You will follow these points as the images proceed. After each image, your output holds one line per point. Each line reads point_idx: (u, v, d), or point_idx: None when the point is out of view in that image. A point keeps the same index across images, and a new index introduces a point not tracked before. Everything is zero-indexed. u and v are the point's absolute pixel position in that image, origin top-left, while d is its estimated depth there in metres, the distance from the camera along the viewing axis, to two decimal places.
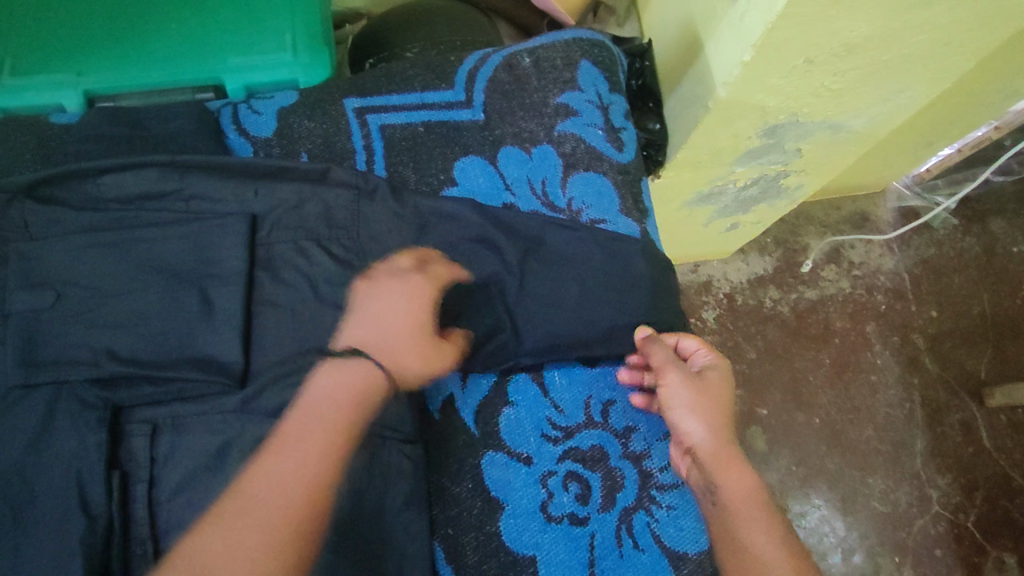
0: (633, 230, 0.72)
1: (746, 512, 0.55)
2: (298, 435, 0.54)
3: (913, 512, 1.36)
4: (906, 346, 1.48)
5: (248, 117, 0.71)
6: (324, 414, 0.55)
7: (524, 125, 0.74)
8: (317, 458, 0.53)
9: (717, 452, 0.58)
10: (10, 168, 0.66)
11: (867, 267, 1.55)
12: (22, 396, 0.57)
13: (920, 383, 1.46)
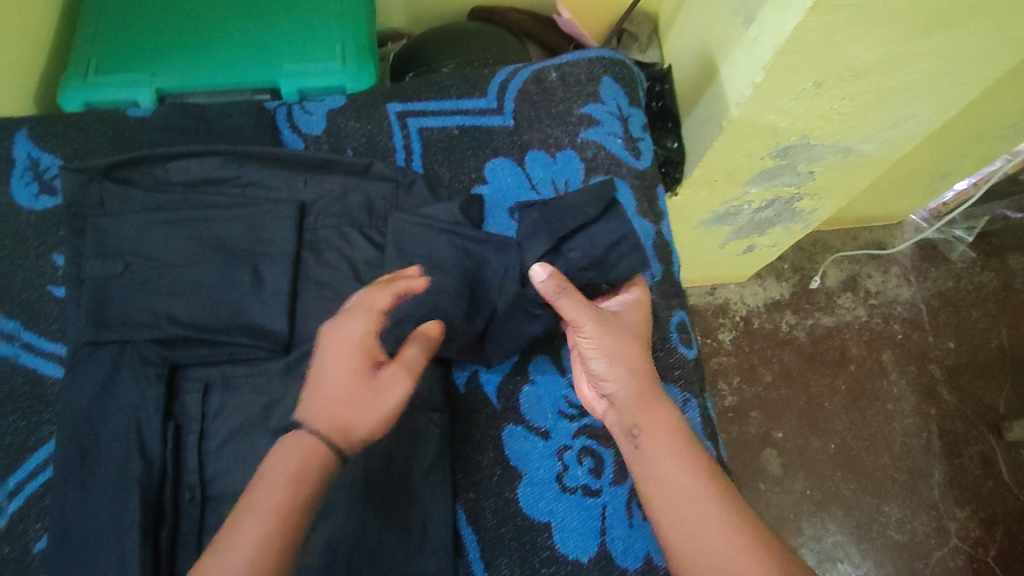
0: (648, 231, 0.77)
1: (670, 446, 0.55)
2: (236, 529, 0.46)
3: (930, 543, 1.36)
4: (922, 375, 1.50)
5: (301, 117, 0.78)
6: (277, 498, 0.47)
7: (550, 131, 0.80)
8: (263, 527, 0.46)
9: (641, 391, 0.58)
10: (90, 153, 0.74)
11: (883, 297, 1.57)
12: (92, 351, 0.64)
13: (937, 413, 1.46)
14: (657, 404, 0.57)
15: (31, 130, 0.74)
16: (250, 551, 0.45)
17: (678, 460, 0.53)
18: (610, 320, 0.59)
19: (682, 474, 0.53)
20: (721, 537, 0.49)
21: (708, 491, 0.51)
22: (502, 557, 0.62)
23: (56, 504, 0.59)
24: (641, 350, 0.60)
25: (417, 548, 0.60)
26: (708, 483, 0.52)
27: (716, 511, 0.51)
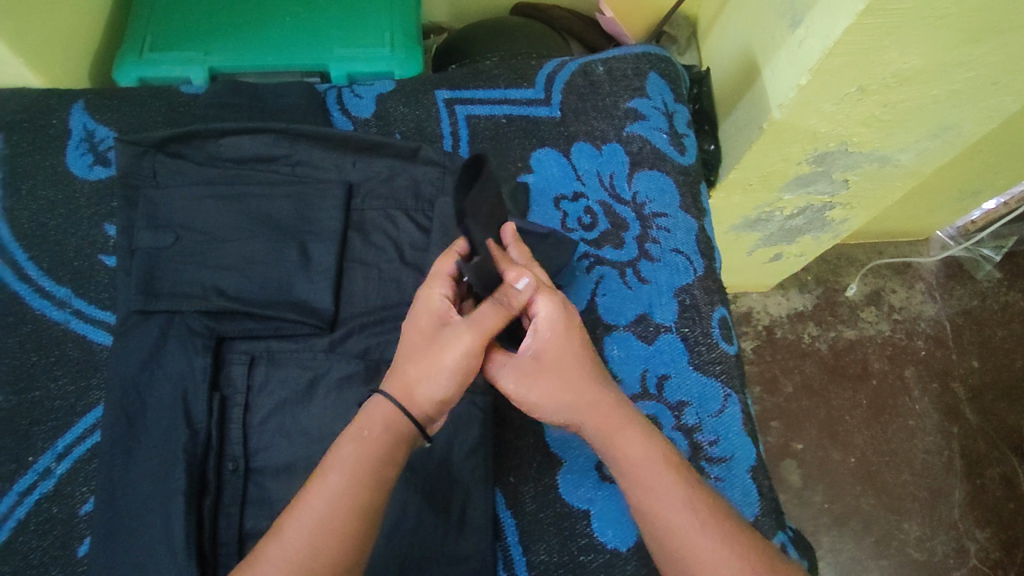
0: (691, 226, 0.77)
1: (648, 476, 0.52)
2: (318, 485, 0.49)
3: (949, 563, 1.34)
4: (945, 394, 1.48)
5: (351, 99, 0.79)
6: (352, 454, 0.50)
7: (596, 124, 0.80)
8: (340, 484, 0.49)
9: (604, 421, 0.55)
10: (143, 127, 0.75)
11: (907, 312, 1.56)
12: (140, 319, 0.65)
13: (959, 433, 1.44)
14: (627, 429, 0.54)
15: (87, 103, 0.76)
16: (326, 503, 0.48)
17: (658, 492, 0.52)
18: (545, 361, 0.56)
19: (663, 507, 0.51)
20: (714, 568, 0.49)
21: (692, 524, 0.50)
22: (540, 542, 0.62)
23: (104, 467, 0.60)
24: (592, 370, 0.56)
25: (456, 529, 0.61)
26: (691, 514, 0.51)
27: (706, 542, 0.50)
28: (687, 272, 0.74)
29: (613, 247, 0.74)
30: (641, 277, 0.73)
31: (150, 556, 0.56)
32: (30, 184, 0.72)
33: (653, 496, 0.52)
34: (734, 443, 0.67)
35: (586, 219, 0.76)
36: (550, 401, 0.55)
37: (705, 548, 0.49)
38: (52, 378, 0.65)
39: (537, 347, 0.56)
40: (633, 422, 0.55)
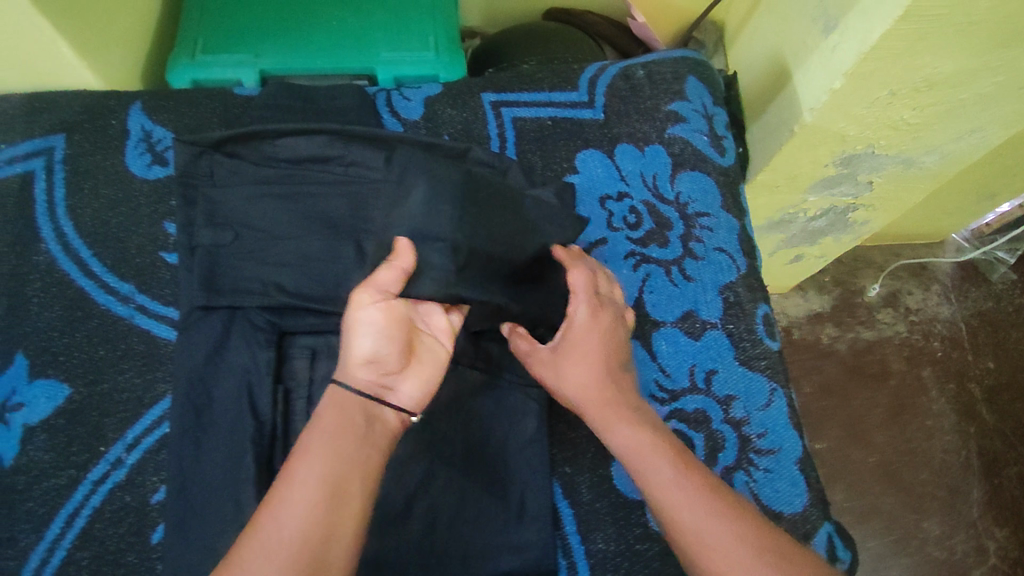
0: (733, 225, 0.79)
1: (639, 460, 0.57)
2: (296, 474, 0.49)
3: (969, 562, 1.35)
4: (962, 394, 1.50)
5: (400, 102, 0.80)
6: (328, 436, 0.51)
7: (638, 126, 0.81)
8: (317, 465, 0.49)
9: (604, 411, 0.60)
10: (199, 128, 0.77)
11: (924, 314, 1.58)
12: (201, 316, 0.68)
13: (977, 433, 1.46)
14: (619, 422, 0.60)
15: (144, 104, 0.78)
16: (309, 483, 0.48)
17: (648, 475, 0.56)
18: (567, 353, 0.64)
19: (652, 486, 0.55)
20: (717, 548, 0.51)
21: (685, 504, 0.53)
22: (598, 531, 0.65)
23: (175, 458, 0.63)
24: (591, 365, 0.62)
25: (515, 516, 0.63)
26: (686, 496, 0.54)
27: (706, 523, 0.52)
28: (731, 271, 0.76)
29: (658, 245, 0.76)
30: (687, 276, 0.75)
31: (224, 543, 0.59)
32: (93, 183, 0.75)
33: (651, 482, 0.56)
34: (782, 436, 0.69)
35: (631, 218, 0.78)
36: (569, 391, 0.63)
37: (690, 522, 0.53)
38: (120, 371, 0.68)
39: (559, 342, 0.64)
40: (626, 413, 0.60)
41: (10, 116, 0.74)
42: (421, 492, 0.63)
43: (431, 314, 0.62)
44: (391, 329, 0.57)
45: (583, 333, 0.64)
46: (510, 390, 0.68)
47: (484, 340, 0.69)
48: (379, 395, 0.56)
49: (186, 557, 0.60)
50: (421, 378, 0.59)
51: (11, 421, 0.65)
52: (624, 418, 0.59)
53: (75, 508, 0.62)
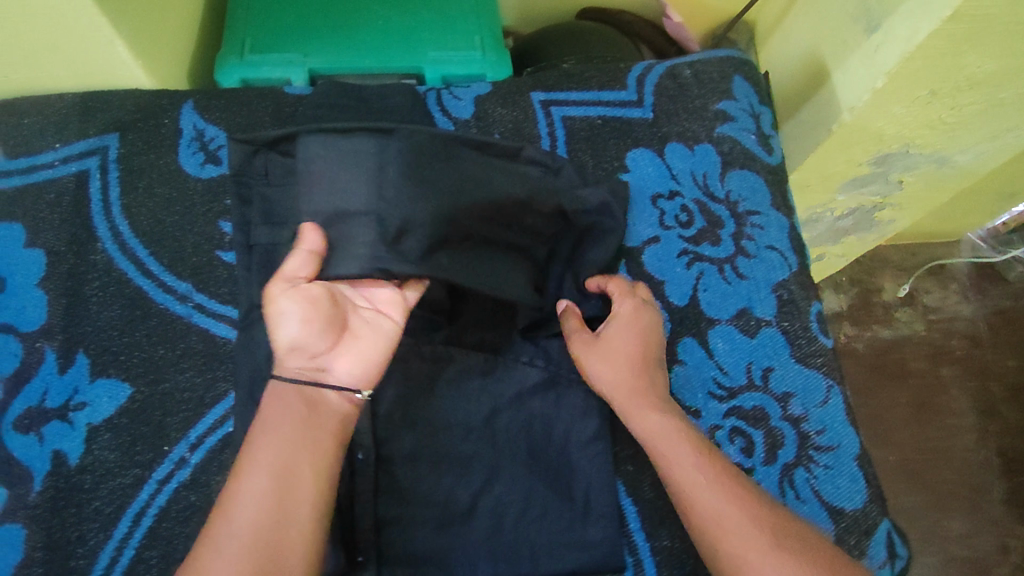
0: (784, 224, 0.79)
1: (662, 444, 0.60)
2: (253, 463, 0.54)
3: (992, 559, 1.36)
4: (982, 393, 1.50)
5: (450, 101, 0.81)
6: (278, 428, 0.56)
7: (687, 125, 0.82)
8: (269, 453, 0.55)
9: (632, 397, 0.63)
10: (251, 126, 0.77)
11: (943, 313, 1.58)
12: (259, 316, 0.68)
13: (997, 431, 1.47)
14: (648, 408, 0.62)
15: (196, 103, 0.78)
16: (263, 470, 0.54)
17: (674, 460, 0.59)
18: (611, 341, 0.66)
19: (677, 470, 0.58)
20: (734, 528, 0.54)
21: (707, 487, 0.56)
22: (664, 529, 0.65)
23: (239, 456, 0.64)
24: (626, 358, 0.65)
25: (580, 513, 0.64)
26: (706, 479, 0.57)
27: (725, 505, 0.55)
28: (782, 268, 0.76)
29: (711, 243, 0.77)
30: (740, 273, 0.75)
31: None
32: (147, 182, 0.75)
33: (675, 464, 0.58)
34: (840, 433, 0.70)
35: (683, 216, 0.78)
36: (602, 376, 0.65)
37: (712, 505, 0.55)
38: (180, 370, 0.68)
39: (604, 332, 0.67)
40: (655, 403, 0.63)
41: (64, 113, 0.75)
42: (487, 490, 0.64)
43: (374, 293, 0.66)
44: (313, 318, 0.61)
45: (623, 330, 0.67)
46: (571, 387, 0.69)
47: (540, 339, 0.72)
48: (316, 377, 0.61)
49: None
50: (356, 355, 0.63)
51: (76, 420, 0.65)
52: (655, 405, 0.62)
53: (140, 507, 0.63)
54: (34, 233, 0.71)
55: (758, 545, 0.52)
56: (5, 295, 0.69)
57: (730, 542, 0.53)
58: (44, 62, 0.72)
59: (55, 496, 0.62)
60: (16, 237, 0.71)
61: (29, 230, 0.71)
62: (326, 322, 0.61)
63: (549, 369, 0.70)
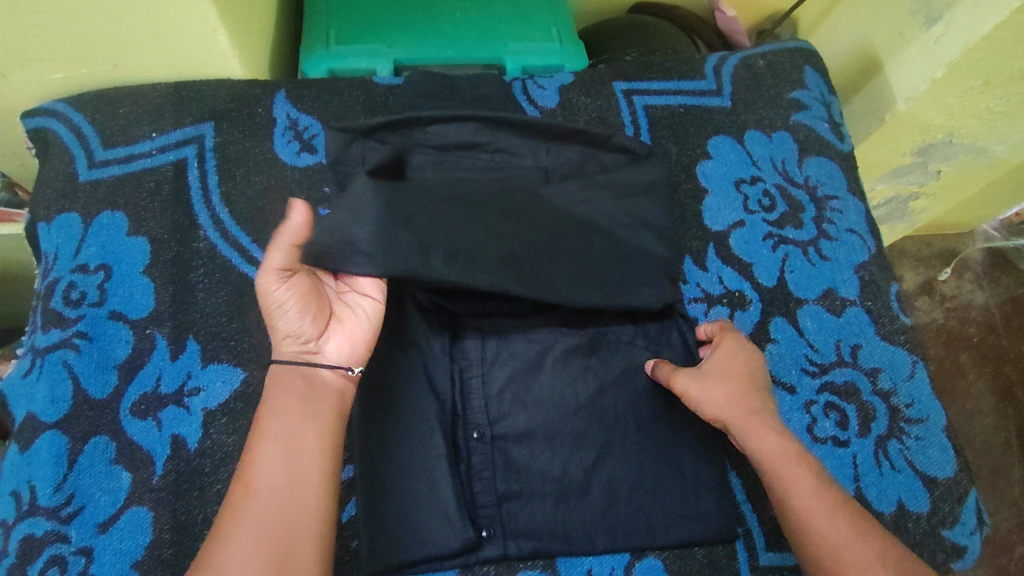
0: (861, 208, 0.82)
1: (779, 468, 0.58)
2: (265, 435, 0.55)
3: (1013, 538, 1.23)
4: (998, 377, 1.35)
5: (536, 91, 0.82)
6: (287, 398, 0.57)
7: (764, 113, 0.85)
8: (279, 423, 0.55)
9: (743, 422, 0.61)
10: (344, 115, 0.79)
11: (958, 301, 1.42)
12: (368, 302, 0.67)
13: (1015, 415, 1.32)
14: (763, 430, 0.60)
15: (288, 92, 0.79)
16: (276, 439, 0.55)
17: (791, 486, 0.57)
18: (720, 372, 0.63)
19: (794, 497, 0.57)
20: (859, 559, 0.53)
21: (826, 515, 0.55)
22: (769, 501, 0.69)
23: (359, 438, 0.63)
24: (733, 385, 0.62)
25: (692, 484, 0.66)
26: (825, 508, 0.56)
27: (845, 533, 0.55)
28: (862, 250, 0.79)
29: (794, 227, 0.79)
30: (824, 255, 0.78)
31: (420, 519, 0.62)
32: (244, 170, 0.76)
33: (795, 490, 0.57)
34: (928, 406, 0.73)
35: (765, 201, 0.80)
36: (710, 402, 0.62)
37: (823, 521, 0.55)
38: None
39: (709, 363, 0.64)
40: (772, 425, 0.61)
41: (159, 103, 0.76)
42: (600, 465, 0.66)
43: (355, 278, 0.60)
44: (302, 302, 0.58)
45: (727, 361, 0.64)
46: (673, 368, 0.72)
47: (641, 317, 0.74)
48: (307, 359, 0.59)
49: (384, 534, 0.61)
50: (345, 334, 0.60)
51: (192, 405, 0.67)
52: (770, 430, 0.60)
53: None
54: (137, 222, 0.72)
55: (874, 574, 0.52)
56: (112, 283, 0.70)
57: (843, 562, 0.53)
58: (142, 56, 0.73)
59: (177, 479, 0.64)
60: (120, 226, 0.72)
61: (132, 219, 0.72)
62: (312, 305, 0.58)
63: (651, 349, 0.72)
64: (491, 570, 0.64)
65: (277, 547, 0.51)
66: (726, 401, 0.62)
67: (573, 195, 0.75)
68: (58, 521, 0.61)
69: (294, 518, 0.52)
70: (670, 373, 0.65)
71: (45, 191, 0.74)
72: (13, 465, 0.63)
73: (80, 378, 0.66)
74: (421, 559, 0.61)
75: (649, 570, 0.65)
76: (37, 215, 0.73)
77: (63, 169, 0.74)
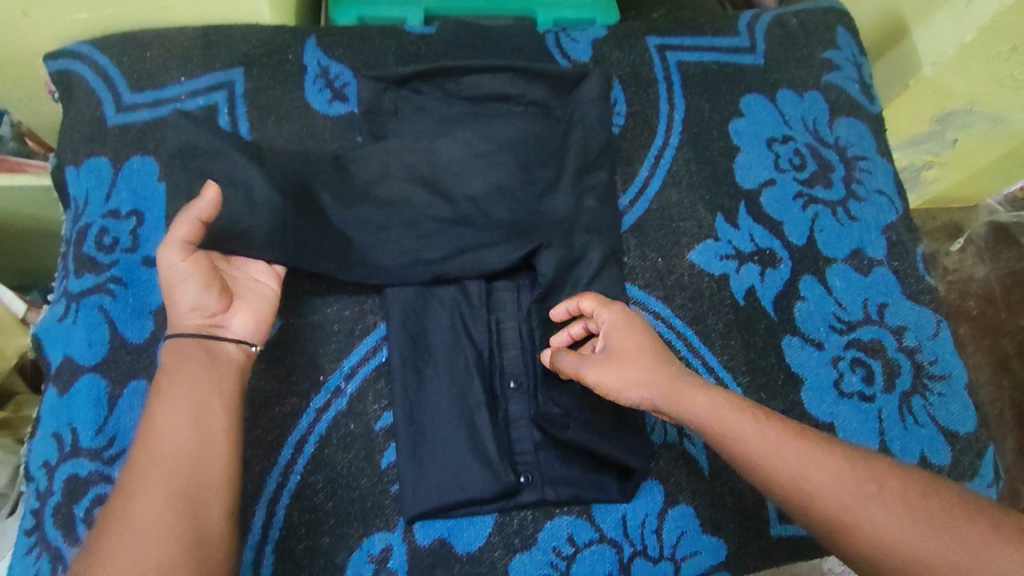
0: (888, 170, 0.82)
1: (720, 426, 0.54)
2: (165, 400, 0.53)
3: None
4: (995, 350, 1.20)
5: (569, 44, 0.81)
6: (189, 365, 0.55)
7: (796, 73, 0.84)
8: (180, 388, 0.54)
9: (669, 395, 0.56)
10: (378, 65, 0.78)
11: (960, 273, 1.26)
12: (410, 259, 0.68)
13: (1010, 389, 1.18)
14: (692, 392, 0.55)
15: (318, 39, 0.78)
16: (178, 403, 0.53)
17: (736, 438, 0.53)
18: (621, 351, 0.58)
19: (740, 445, 0.53)
20: (835, 485, 0.50)
21: (786, 454, 0.52)
22: None
23: (399, 386, 0.65)
24: (641, 350, 0.57)
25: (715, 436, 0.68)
26: (783, 447, 0.52)
27: (812, 467, 0.51)
28: (890, 211, 0.80)
29: (824, 186, 0.80)
30: (852, 215, 0.79)
31: (462, 466, 0.63)
32: (275, 118, 0.75)
33: (746, 442, 0.53)
34: (951, 363, 0.74)
35: (797, 160, 0.80)
36: (630, 390, 0.57)
37: (767, 456, 0.52)
38: (326, 304, 0.69)
39: (607, 344, 0.59)
40: (696, 383, 0.56)
41: (187, 48, 0.75)
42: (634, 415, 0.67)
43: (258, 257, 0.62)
44: (202, 281, 0.56)
45: (623, 331, 0.58)
46: (706, 326, 0.73)
47: (673, 273, 0.74)
48: (211, 333, 0.58)
49: (424, 479, 0.63)
50: (253, 311, 0.60)
51: None
52: (697, 388, 0.56)
53: (302, 435, 0.64)
54: (168, 168, 0.72)
55: (863, 496, 0.49)
56: (145, 229, 0.69)
57: (802, 482, 0.51)
58: None
59: None
60: (150, 171, 0.71)
61: (163, 164, 0.72)
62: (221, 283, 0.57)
63: (688, 307, 0.73)
64: (529, 515, 0.65)
65: (181, 504, 0.49)
66: (642, 384, 0.56)
67: (607, 149, 0.75)
68: (102, 462, 0.61)
69: (199, 475, 0.51)
70: (576, 366, 0.59)
71: (71, 135, 0.72)
72: (53, 408, 0.63)
73: (117, 323, 0.66)
74: (462, 502, 0.63)
75: (682, 516, 0.66)
76: (64, 159, 0.72)
77: (89, 113, 0.72)
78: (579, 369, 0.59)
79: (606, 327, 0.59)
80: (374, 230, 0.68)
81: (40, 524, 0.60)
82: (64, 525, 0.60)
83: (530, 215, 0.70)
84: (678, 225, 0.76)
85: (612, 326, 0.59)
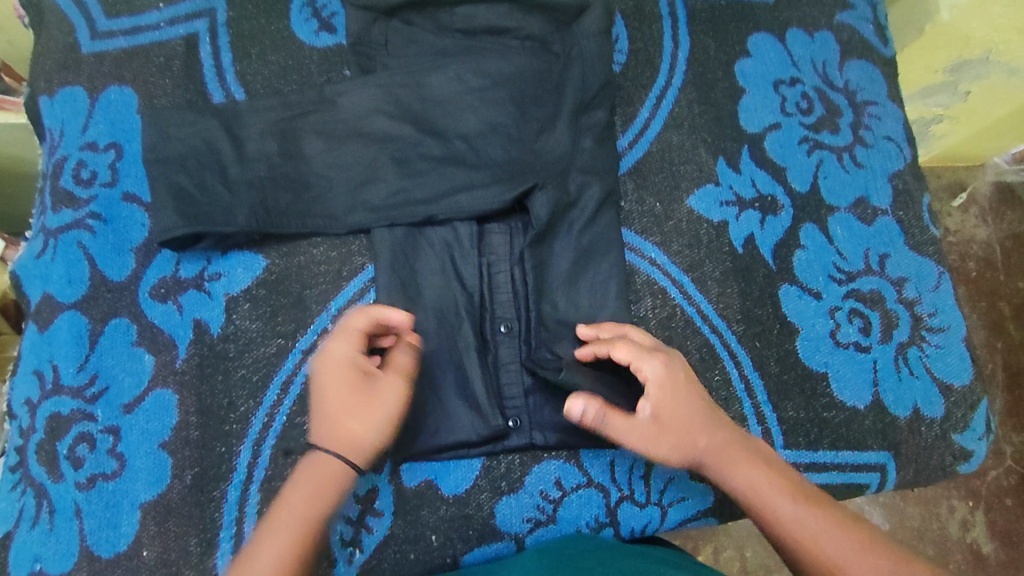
0: (898, 116, 0.79)
1: (762, 500, 0.55)
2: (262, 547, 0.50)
3: None
4: (991, 311, 1.17)
5: None
6: (299, 511, 0.52)
7: (808, 11, 0.80)
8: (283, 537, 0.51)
9: (721, 461, 0.57)
10: None
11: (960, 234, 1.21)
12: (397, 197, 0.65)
13: (1004, 348, 1.15)
14: (740, 463, 0.57)
15: None
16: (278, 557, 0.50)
17: (777, 515, 0.54)
18: (669, 415, 0.57)
19: (781, 521, 0.53)
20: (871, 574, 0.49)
21: (827, 538, 0.52)
22: (790, 400, 0.69)
23: None
24: (702, 416, 0.58)
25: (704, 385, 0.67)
26: (829, 534, 0.52)
27: (848, 550, 0.51)
28: (897, 159, 0.77)
29: (831, 132, 0.77)
30: (858, 162, 0.76)
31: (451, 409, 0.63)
32: (259, 48, 0.71)
33: (788, 520, 0.53)
34: (950, 316, 0.73)
35: (804, 104, 0.77)
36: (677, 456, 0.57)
37: (802, 537, 0.52)
38: (312, 244, 0.67)
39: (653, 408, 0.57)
40: (744, 454, 0.57)
41: None
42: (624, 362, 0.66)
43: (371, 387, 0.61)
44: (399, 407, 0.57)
45: (670, 391, 0.57)
46: (703, 274, 0.71)
47: (672, 219, 0.72)
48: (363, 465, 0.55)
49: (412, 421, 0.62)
50: None
51: (214, 291, 0.65)
52: (747, 459, 0.57)
53: (287, 376, 0.63)
54: (148, 100, 0.68)
55: None
56: (123, 164, 0.67)
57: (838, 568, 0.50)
58: None
59: (201, 362, 0.63)
60: (128, 103, 0.68)
61: (142, 96, 0.68)
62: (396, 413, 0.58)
63: (686, 254, 0.71)
64: (516, 459, 0.64)
65: None
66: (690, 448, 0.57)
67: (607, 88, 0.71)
68: (83, 401, 0.61)
69: None
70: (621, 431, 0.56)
71: (44, 62, 0.69)
72: (33, 345, 0.62)
73: (97, 261, 0.64)
74: (450, 445, 0.62)
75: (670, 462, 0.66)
76: (37, 88, 0.68)
77: (62, 39, 0.69)
78: (625, 433, 0.56)
79: (649, 386, 0.57)
80: (362, 168, 0.65)
81: (24, 460, 0.60)
82: (47, 462, 0.59)
83: (523, 154, 0.67)
84: (679, 169, 0.73)
85: (654, 385, 0.57)
